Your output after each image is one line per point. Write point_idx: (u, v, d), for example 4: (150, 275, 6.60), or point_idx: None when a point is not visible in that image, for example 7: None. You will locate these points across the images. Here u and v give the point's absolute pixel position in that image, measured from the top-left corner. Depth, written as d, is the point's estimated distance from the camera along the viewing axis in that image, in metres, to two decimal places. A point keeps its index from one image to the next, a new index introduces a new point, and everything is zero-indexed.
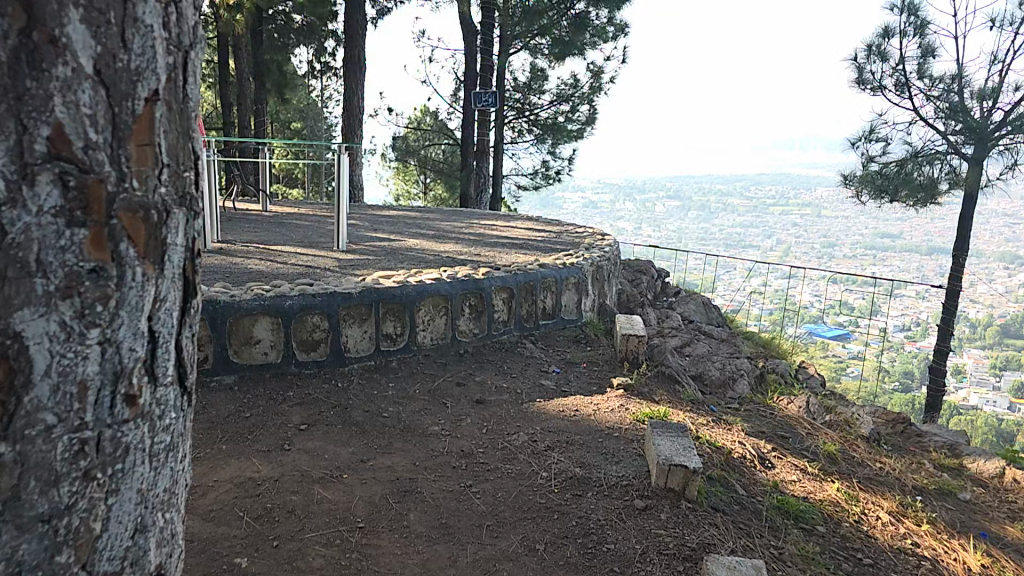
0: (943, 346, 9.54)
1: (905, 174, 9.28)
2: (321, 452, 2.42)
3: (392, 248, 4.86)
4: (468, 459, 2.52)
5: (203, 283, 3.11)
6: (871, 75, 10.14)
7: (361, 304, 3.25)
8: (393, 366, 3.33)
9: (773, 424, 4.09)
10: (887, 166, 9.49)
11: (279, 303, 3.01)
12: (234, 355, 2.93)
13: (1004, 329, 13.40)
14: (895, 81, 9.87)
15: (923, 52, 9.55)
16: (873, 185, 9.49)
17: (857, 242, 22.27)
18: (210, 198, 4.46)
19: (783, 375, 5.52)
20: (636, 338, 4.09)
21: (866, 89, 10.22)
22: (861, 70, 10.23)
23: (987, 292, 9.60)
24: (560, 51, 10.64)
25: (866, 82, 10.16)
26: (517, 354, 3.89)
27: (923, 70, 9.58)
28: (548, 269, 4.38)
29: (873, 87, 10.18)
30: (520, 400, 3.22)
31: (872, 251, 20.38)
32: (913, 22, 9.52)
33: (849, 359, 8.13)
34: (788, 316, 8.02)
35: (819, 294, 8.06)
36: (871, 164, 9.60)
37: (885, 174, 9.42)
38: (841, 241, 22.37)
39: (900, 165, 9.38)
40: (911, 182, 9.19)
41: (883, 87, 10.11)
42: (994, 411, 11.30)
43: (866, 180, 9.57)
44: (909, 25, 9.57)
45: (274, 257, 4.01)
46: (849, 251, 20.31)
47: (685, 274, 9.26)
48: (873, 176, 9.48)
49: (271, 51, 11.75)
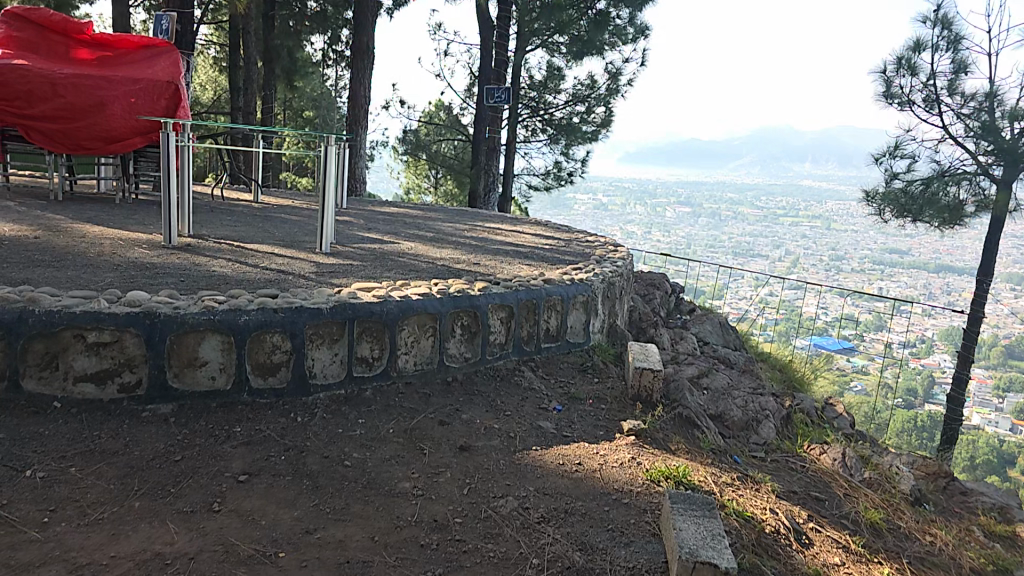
0: (960, 375, 9.06)
1: (929, 194, 8.69)
2: (258, 518, 1.96)
3: (382, 252, 4.37)
4: (441, 534, 2.03)
5: (145, 290, 2.64)
6: (898, 89, 9.50)
7: (332, 323, 2.76)
8: (367, 397, 2.86)
9: (807, 484, 3.63)
10: (912, 184, 8.90)
11: (231, 320, 2.51)
12: (174, 380, 2.43)
13: (1010, 351, 12.79)
14: (924, 96, 9.21)
15: (956, 67, 8.92)
16: (896, 204, 8.88)
17: (867, 257, 21.68)
18: (184, 187, 4.00)
19: (811, 414, 5.06)
20: (652, 373, 3.57)
21: (893, 104, 9.59)
22: (889, 84, 9.62)
23: (996, 312, 9.11)
24: (578, 50, 10.23)
25: (894, 96, 9.53)
26: (513, 384, 3.40)
27: (955, 87, 8.91)
28: (554, 285, 3.87)
29: (901, 102, 9.54)
30: (512, 448, 2.73)
31: (883, 266, 19.81)
32: (946, 36, 8.89)
33: (852, 374, 7.82)
34: (792, 327, 7.56)
35: (827, 305, 7.78)
36: (895, 181, 9.00)
37: (910, 193, 8.81)
38: (852, 255, 21.75)
39: (925, 184, 8.78)
40: (937, 202, 8.60)
41: (912, 103, 9.46)
42: (996, 433, 10.73)
43: (890, 198, 8.94)
44: (942, 39, 8.93)
45: (245, 258, 3.54)
46: (861, 266, 19.69)
47: (690, 280, 8.72)
48: (897, 194, 8.87)
49: (283, 36, 11.47)
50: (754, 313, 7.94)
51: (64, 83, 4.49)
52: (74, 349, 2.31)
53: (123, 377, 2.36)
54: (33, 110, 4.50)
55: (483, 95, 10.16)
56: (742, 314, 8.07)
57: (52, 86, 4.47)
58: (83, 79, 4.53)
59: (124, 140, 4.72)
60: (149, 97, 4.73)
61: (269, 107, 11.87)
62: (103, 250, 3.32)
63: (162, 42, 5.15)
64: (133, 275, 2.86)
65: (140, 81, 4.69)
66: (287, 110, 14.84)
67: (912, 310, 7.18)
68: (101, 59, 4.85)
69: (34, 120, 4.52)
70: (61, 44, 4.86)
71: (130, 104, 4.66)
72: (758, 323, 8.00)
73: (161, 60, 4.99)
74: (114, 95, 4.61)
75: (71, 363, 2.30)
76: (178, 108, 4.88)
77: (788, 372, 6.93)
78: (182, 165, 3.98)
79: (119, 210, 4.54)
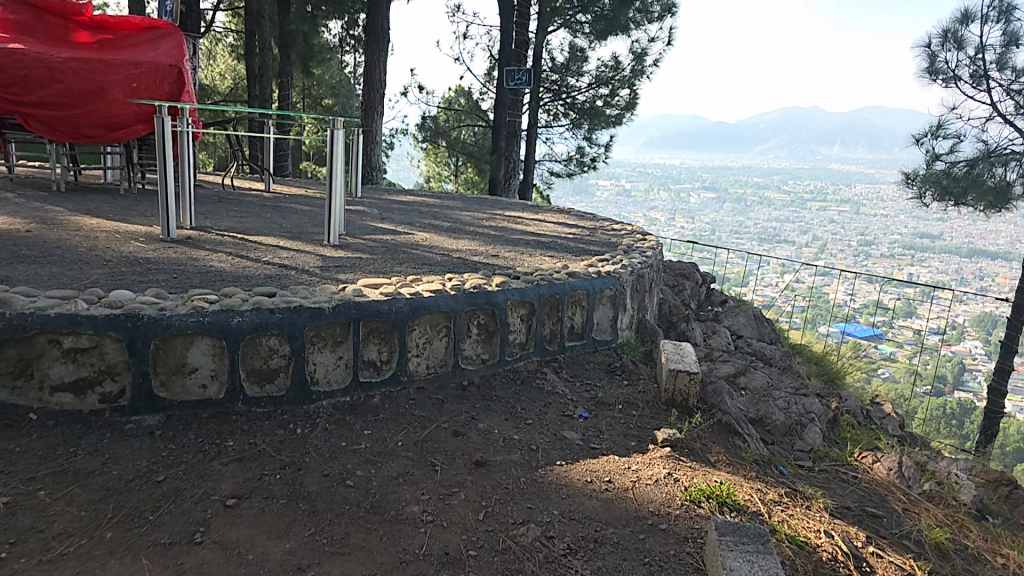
0: (1005, 365, 8.52)
1: (973, 176, 8.02)
2: (246, 550, 1.70)
3: (394, 244, 4.10)
4: (452, 571, 1.76)
5: (132, 289, 2.40)
6: (944, 64, 8.76)
7: (335, 324, 2.51)
8: (374, 404, 2.61)
9: (861, 498, 3.30)
10: (955, 166, 8.26)
11: (223, 322, 2.27)
12: (161, 389, 2.21)
13: None
14: (971, 71, 8.44)
15: (1007, 39, 8.12)
16: (937, 186, 8.26)
17: (897, 241, 20.80)
18: (186, 177, 3.78)
19: (858, 416, 4.68)
20: (688, 376, 3.24)
21: (937, 80, 8.84)
22: (933, 59, 8.86)
23: None
24: (604, 28, 9.71)
25: (938, 72, 8.78)
26: (535, 387, 3.11)
27: (1007, 60, 8.14)
28: (578, 278, 3.55)
29: (946, 78, 8.78)
30: (533, 463, 2.45)
31: (914, 250, 18.97)
32: (996, 6, 8.13)
33: (880, 362, 6.91)
34: (821, 315, 7.30)
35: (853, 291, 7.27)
36: (937, 162, 8.39)
37: (953, 175, 8.17)
38: (882, 239, 20.83)
39: (969, 166, 8.11)
40: (981, 184, 7.93)
41: (959, 79, 8.69)
42: None
43: (931, 180, 8.34)
44: (991, 9, 8.20)
45: (246, 252, 3.30)
46: (891, 251, 18.88)
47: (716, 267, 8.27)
48: (939, 176, 8.25)
49: (298, 21, 11.21)
50: (779, 300, 7.60)
51: (61, 67, 4.31)
52: (50, 356, 2.09)
53: (104, 386, 2.14)
54: (30, 96, 4.33)
55: (502, 77, 9.72)
56: (767, 300, 7.54)
57: (49, 70, 4.30)
58: (81, 63, 4.35)
59: (126, 126, 4.58)
60: (151, 81, 4.56)
61: (286, 95, 11.68)
62: (97, 243, 3.12)
63: (165, 24, 4.97)
64: (121, 271, 2.65)
65: (141, 64, 4.51)
66: (306, 98, 14.66)
67: (946, 298, 6.90)
68: (101, 42, 4.67)
69: (31, 107, 4.36)
70: (60, 27, 4.70)
71: (131, 88, 4.48)
72: (784, 312, 7.70)
73: (163, 42, 4.81)
74: (114, 79, 4.43)
75: (46, 371, 2.10)
76: (182, 92, 4.70)
77: (826, 364, 6.38)
78: (184, 153, 3.76)
79: (123, 202, 4.36)
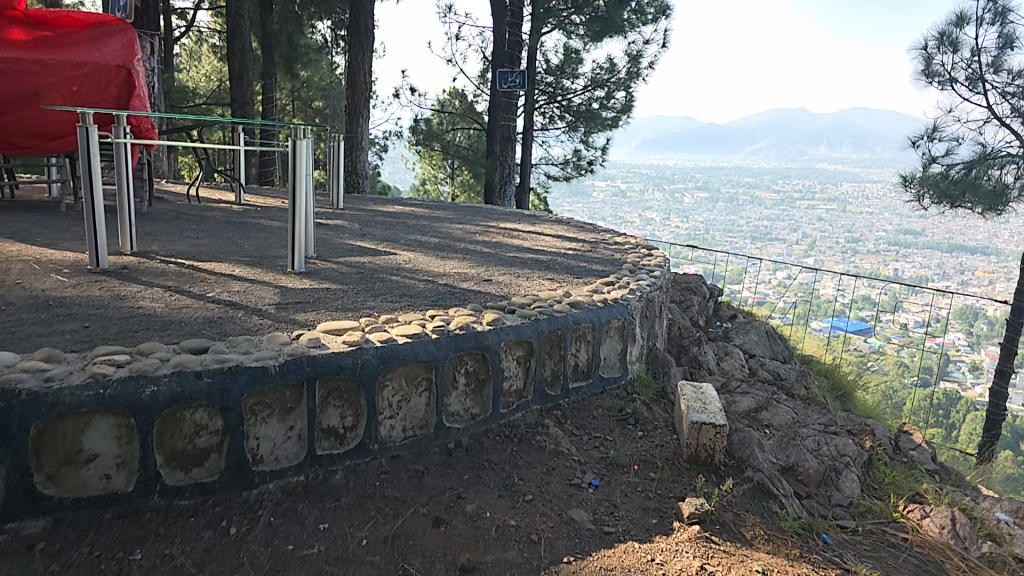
0: (1009, 368, 8.19)
1: (970, 179, 7.74)
2: None
3: (370, 269, 3.57)
4: None
5: (18, 349, 1.88)
6: (940, 66, 8.34)
7: (283, 387, 1.99)
8: (336, 484, 2.10)
9: (916, 569, 2.71)
10: (952, 168, 7.96)
11: (131, 394, 1.75)
12: (48, 485, 1.71)
13: None
14: (967, 73, 8.03)
15: (1003, 41, 7.70)
16: (935, 188, 7.91)
17: (885, 239, 20.81)
18: (124, 196, 3.20)
19: (886, 446, 4.20)
20: (713, 429, 2.72)
21: (933, 84, 8.42)
22: (930, 61, 8.44)
23: None
24: (599, 29, 9.19)
25: (933, 75, 8.37)
26: (534, 446, 2.61)
27: (1002, 63, 7.73)
28: (582, 309, 3.04)
29: (943, 81, 8.37)
30: (533, 563, 1.94)
31: (899, 246, 19.10)
32: (992, 6, 7.73)
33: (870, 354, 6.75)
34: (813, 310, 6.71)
35: (845, 287, 6.74)
36: (934, 165, 8.08)
37: (951, 177, 7.85)
38: (870, 237, 20.80)
39: (967, 169, 7.85)
40: (979, 187, 7.62)
41: (956, 81, 8.28)
42: None
43: (928, 182, 7.99)
44: (987, 11, 7.81)
45: (190, 286, 2.78)
46: (881, 250, 18.83)
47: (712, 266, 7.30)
48: (936, 178, 7.92)
49: (281, 20, 10.66)
50: (772, 296, 7.20)
51: None
52: None
53: None
54: None
55: (495, 80, 9.33)
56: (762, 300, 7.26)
57: None
58: (10, 63, 3.84)
59: (65, 135, 4.11)
60: (95, 84, 4.05)
61: (270, 97, 11.13)
62: (6, 279, 2.60)
63: (114, 19, 4.43)
64: (18, 321, 2.13)
65: (82, 65, 4.00)
66: (295, 100, 14.11)
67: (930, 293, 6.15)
68: (37, 40, 4.12)
69: None
70: None
71: (71, 92, 3.98)
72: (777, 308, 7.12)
73: (112, 40, 4.27)
74: (49, 83, 3.92)
75: None
76: (131, 95, 4.15)
77: (836, 377, 5.94)
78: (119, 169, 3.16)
79: (59, 221, 3.82)
